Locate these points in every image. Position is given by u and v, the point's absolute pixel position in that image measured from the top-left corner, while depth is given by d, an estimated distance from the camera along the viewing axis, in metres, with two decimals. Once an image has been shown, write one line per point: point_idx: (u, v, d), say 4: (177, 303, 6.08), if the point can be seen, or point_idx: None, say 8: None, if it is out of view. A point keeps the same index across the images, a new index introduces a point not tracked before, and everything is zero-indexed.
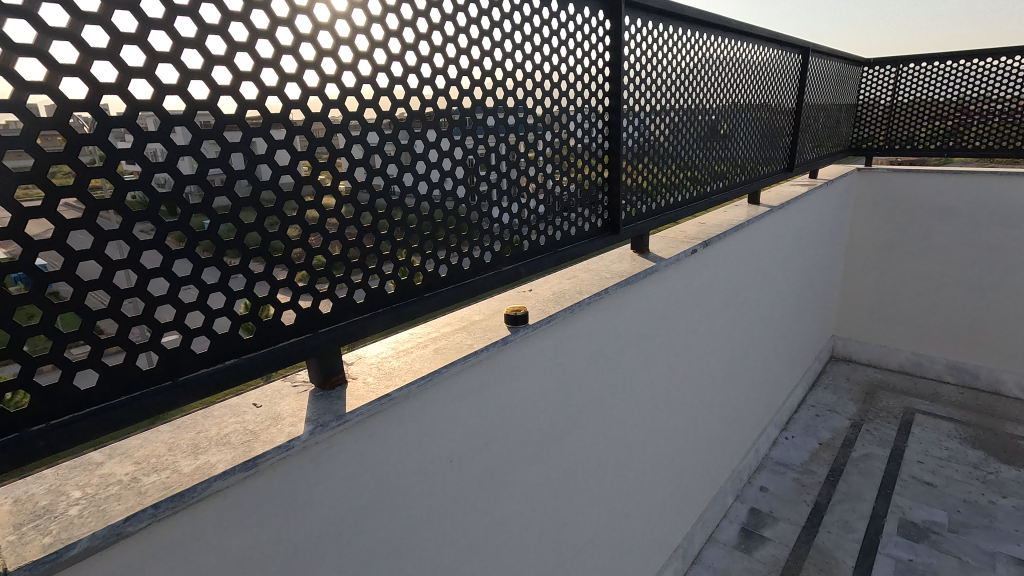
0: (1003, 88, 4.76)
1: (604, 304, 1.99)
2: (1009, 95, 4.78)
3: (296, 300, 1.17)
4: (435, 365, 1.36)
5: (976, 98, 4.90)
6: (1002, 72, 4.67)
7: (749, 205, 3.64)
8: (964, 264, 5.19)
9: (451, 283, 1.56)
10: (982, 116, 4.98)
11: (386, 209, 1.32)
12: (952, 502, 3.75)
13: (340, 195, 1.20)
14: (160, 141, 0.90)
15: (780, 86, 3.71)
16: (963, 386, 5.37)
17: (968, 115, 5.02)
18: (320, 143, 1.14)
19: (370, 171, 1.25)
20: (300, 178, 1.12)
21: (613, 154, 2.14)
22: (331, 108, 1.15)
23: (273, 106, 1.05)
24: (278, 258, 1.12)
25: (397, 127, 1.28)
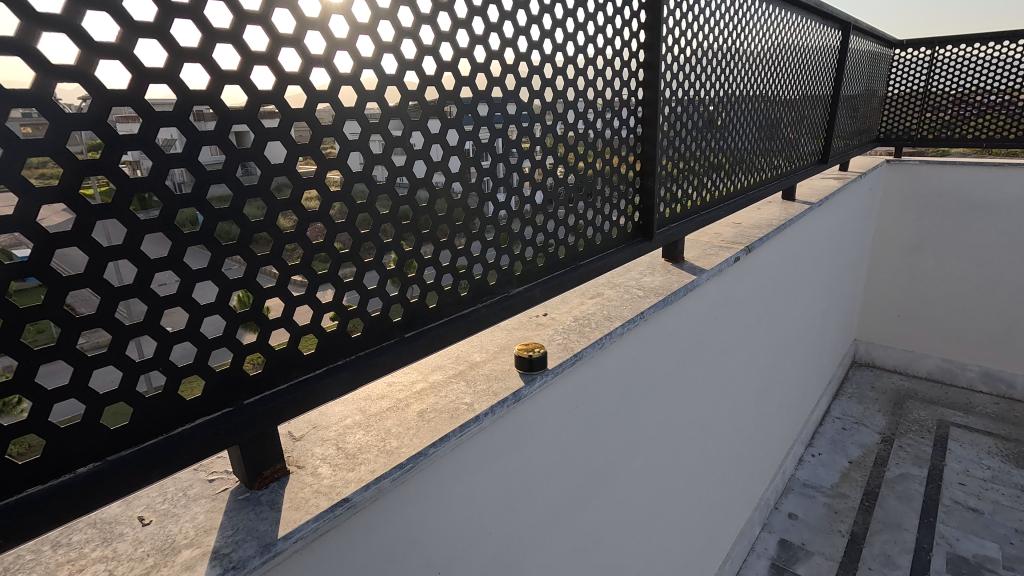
0: (994, 79, 4.52)
1: (637, 334, 1.58)
2: (1005, 86, 4.50)
3: (204, 361, 0.77)
4: (419, 441, 0.96)
5: (969, 89, 4.67)
6: (993, 61, 4.48)
7: (782, 201, 3.23)
8: (1003, 265, 4.78)
9: (443, 316, 1.15)
10: (978, 109, 4.71)
11: (348, 216, 0.88)
12: (1002, 532, 3.40)
13: (274, 199, 0.78)
14: (165, 194, 0.67)
15: (820, 67, 3.28)
16: (997, 396, 4.99)
17: (963, 107, 4.77)
18: (238, 119, 0.72)
19: (325, 162, 0.83)
20: (205, 174, 0.70)
21: (647, 142, 1.71)
22: (254, 65, 0.72)
23: (154, 61, 0.63)
24: (169, 300, 0.70)
25: (363, 99, 0.85)
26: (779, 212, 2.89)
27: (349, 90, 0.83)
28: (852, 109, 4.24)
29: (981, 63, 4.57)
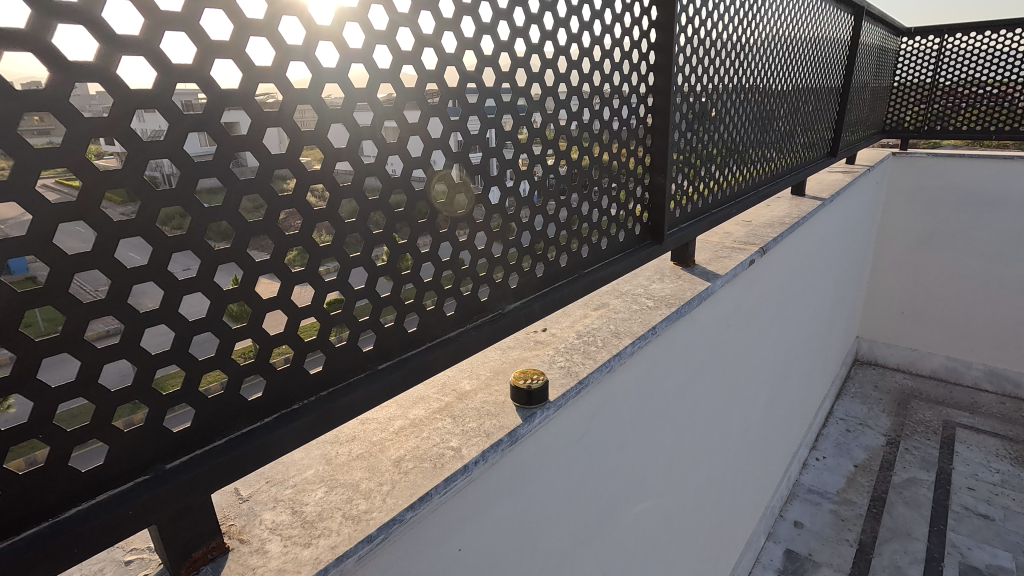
0: (987, 70, 4.44)
1: (648, 352, 1.41)
2: (998, 78, 4.43)
3: (111, 418, 0.60)
4: (392, 502, 0.78)
5: (959, 82, 4.60)
6: (989, 50, 4.40)
7: (792, 197, 3.06)
8: (1012, 261, 4.65)
9: (425, 341, 0.99)
10: (968, 100, 4.62)
11: (302, 224, 0.74)
12: (1016, 540, 3.27)
13: (201, 206, 0.62)
14: (14, 200, 0.49)
15: (832, 55, 3.10)
16: (1003, 395, 4.87)
17: (954, 98, 4.68)
18: (146, 103, 0.56)
19: (269, 158, 0.68)
20: (98, 174, 0.54)
21: (658, 134, 1.52)
22: (164, 32, 0.57)
23: (13, 19, 0.47)
24: (52, 341, 0.54)
25: (320, 80, 0.70)
26: (790, 209, 2.72)
27: (301, 66, 0.69)
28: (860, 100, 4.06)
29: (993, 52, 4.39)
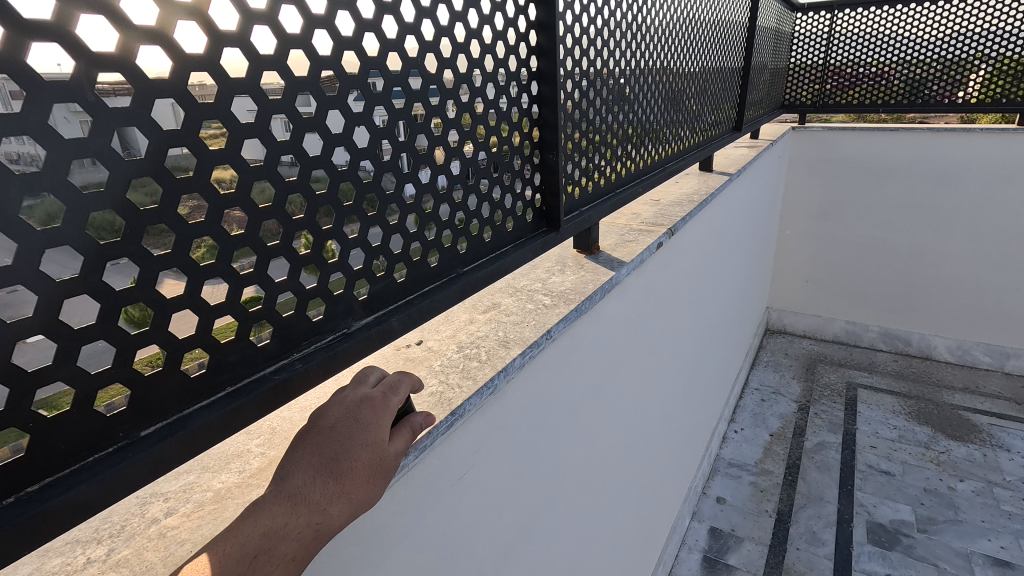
0: (871, 53, 4.65)
1: (542, 361, 1.20)
2: (878, 60, 4.65)
3: None
4: None
5: (843, 63, 4.80)
6: (877, 30, 4.56)
7: (700, 173, 2.99)
8: (900, 228, 4.93)
9: (226, 387, 0.72)
10: (852, 81, 4.82)
11: None
12: (914, 493, 3.48)
13: None
14: None
15: (733, 27, 3.03)
16: (896, 354, 5.23)
17: (841, 79, 4.86)
18: None
19: None
20: None
21: (546, 104, 1.30)
22: None
23: None
24: None
25: None
26: (698, 185, 2.63)
27: None
28: (760, 76, 4.08)
29: (880, 32, 4.56)
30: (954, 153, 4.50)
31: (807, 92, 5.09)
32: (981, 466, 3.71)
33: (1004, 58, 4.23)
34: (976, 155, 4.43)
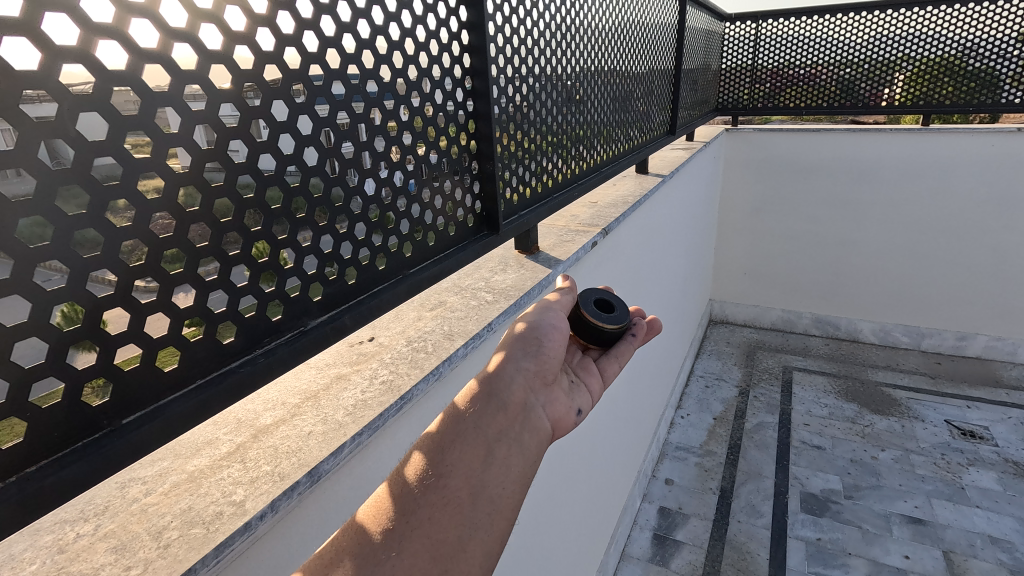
0: (803, 55, 4.92)
1: (486, 350, 1.34)
2: (811, 61, 4.93)
3: None
4: None
5: (776, 66, 5.07)
6: (806, 36, 4.81)
7: (637, 174, 3.19)
8: (826, 222, 5.31)
9: (195, 380, 0.81)
10: (789, 81, 5.10)
11: None
12: (841, 464, 3.80)
13: None
14: None
15: (660, 39, 3.25)
16: (827, 337, 5.63)
17: (778, 80, 5.12)
18: None
19: None
20: None
21: (481, 118, 1.45)
22: None
23: None
24: None
25: None
26: (633, 186, 2.82)
27: None
28: (692, 81, 4.33)
29: (812, 35, 4.79)
30: (870, 151, 4.90)
31: (748, 93, 5.30)
32: (900, 436, 4.08)
33: (922, 60, 4.50)
34: (889, 153, 4.84)
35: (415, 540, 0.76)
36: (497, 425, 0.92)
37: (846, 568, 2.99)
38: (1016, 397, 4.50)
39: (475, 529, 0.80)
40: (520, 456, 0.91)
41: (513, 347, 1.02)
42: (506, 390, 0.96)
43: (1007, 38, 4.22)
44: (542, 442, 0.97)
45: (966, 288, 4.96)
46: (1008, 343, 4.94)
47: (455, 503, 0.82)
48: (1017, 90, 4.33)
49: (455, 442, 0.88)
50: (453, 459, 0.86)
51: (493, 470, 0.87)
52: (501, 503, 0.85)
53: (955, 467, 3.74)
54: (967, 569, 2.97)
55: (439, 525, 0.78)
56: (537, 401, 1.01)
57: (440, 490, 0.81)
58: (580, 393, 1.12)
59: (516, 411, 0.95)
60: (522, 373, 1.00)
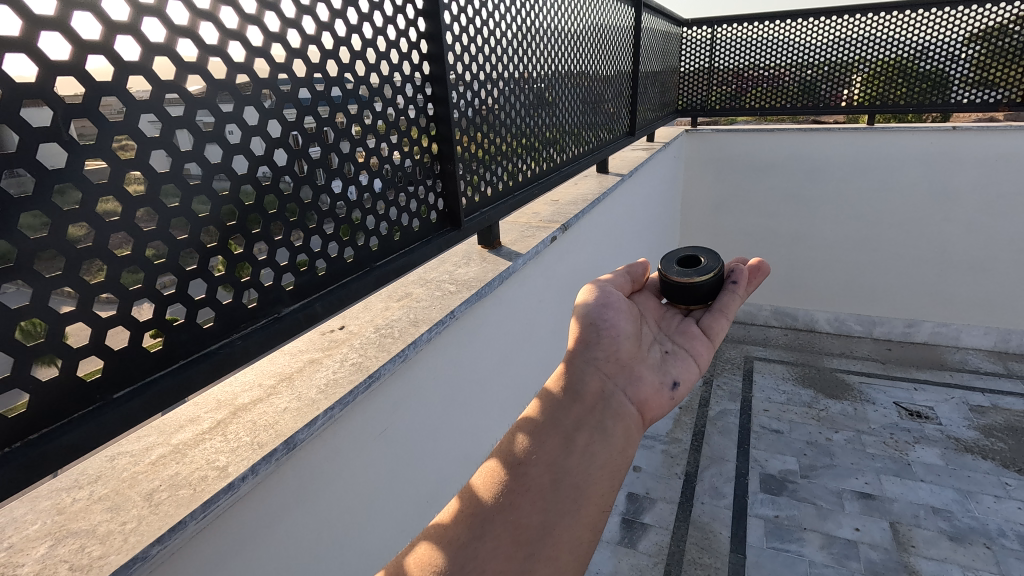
0: (767, 57, 5.10)
1: (450, 336, 1.44)
2: (773, 63, 5.11)
3: None
4: (143, 537, 0.71)
5: (738, 68, 5.25)
6: (765, 39, 5.03)
7: (598, 174, 3.33)
8: (782, 218, 5.54)
9: (178, 359, 0.89)
10: (754, 83, 5.26)
11: None
12: (798, 446, 4.01)
13: None
14: None
15: (617, 45, 3.41)
16: (786, 328, 5.88)
17: (743, 81, 5.28)
18: None
19: None
20: None
21: (441, 121, 1.57)
22: None
23: None
24: None
25: None
26: (594, 185, 2.96)
27: None
28: (652, 85, 4.49)
29: (775, 38, 4.98)
30: (820, 150, 5.17)
31: (713, 95, 5.47)
32: (853, 419, 4.31)
33: (876, 62, 4.73)
34: (839, 152, 5.11)
35: (509, 512, 0.96)
36: (574, 415, 1.12)
37: (801, 542, 3.17)
38: (959, 379, 4.80)
39: (562, 505, 0.98)
40: (602, 441, 1.09)
41: (581, 345, 1.23)
42: (578, 384, 1.17)
43: (958, 41, 4.45)
44: (624, 425, 1.14)
45: (913, 278, 5.26)
46: (952, 329, 5.26)
47: (540, 485, 1.01)
48: (966, 90, 4.58)
49: (539, 433, 1.09)
50: (538, 448, 1.06)
51: (574, 455, 1.06)
52: (586, 488, 1.01)
53: (903, 445, 3.99)
54: (912, 537, 3.18)
55: (528, 502, 0.97)
56: (615, 389, 1.20)
57: (527, 473, 1.02)
58: (673, 363, 1.31)
59: (592, 401, 1.15)
60: (592, 365, 1.21)
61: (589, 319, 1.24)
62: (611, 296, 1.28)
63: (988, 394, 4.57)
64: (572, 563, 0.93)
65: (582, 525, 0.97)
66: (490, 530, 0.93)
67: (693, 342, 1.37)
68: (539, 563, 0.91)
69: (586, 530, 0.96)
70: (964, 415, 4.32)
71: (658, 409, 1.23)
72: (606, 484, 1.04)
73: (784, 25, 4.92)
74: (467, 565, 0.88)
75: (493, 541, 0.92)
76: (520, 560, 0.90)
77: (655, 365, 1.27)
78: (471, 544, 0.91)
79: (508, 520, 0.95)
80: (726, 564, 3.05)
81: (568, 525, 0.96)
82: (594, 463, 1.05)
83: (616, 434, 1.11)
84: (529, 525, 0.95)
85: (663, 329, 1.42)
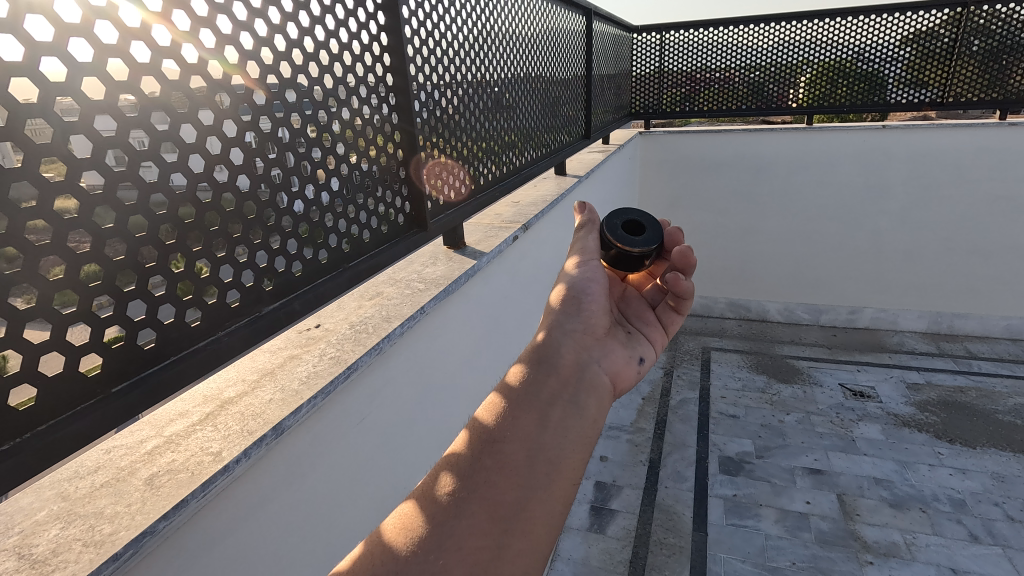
0: (718, 60, 5.34)
1: (420, 330, 1.53)
2: (723, 66, 5.36)
3: None
4: (152, 512, 0.79)
5: (689, 71, 5.48)
6: (714, 44, 5.29)
7: (557, 176, 3.46)
8: (734, 214, 5.81)
9: (171, 355, 0.97)
10: (706, 84, 5.48)
11: None
12: (753, 429, 4.24)
13: None
14: None
15: (570, 52, 3.56)
16: (741, 319, 6.18)
17: (696, 83, 5.51)
18: None
19: None
20: None
21: (406, 129, 1.66)
22: None
23: None
24: None
25: None
26: (552, 187, 3.09)
27: None
28: (605, 88, 4.67)
29: (725, 42, 5.22)
30: (765, 149, 5.47)
31: (668, 96, 5.67)
32: (803, 401, 4.58)
33: (819, 63, 5.04)
34: (781, 150, 5.42)
35: (482, 493, 0.85)
36: (550, 389, 1.01)
37: (757, 517, 3.37)
38: (897, 359, 5.16)
39: (535, 483, 0.88)
40: (576, 415, 0.99)
41: (559, 312, 1.15)
42: (554, 355, 1.07)
43: (891, 43, 4.79)
44: (597, 398, 1.05)
45: (854, 267, 5.61)
46: (890, 314, 5.64)
47: (513, 462, 0.90)
48: (902, 90, 4.95)
49: (513, 408, 0.97)
50: (511, 424, 0.94)
51: (549, 431, 0.95)
52: (561, 465, 0.92)
53: (848, 423, 4.27)
54: (857, 506, 3.43)
55: (499, 481, 0.87)
56: (590, 360, 1.11)
57: (500, 450, 0.90)
58: (636, 342, 1.24)
59: (568, 372, 1.05)
60: (571, 336, 1.13)
61: (573, 291, 1.20)
62: (592, 276, 1.22)
63: (923, 373, 4.93)
64: (547, 542, 0.84)
65: (556, 502, 0.88)
66: (461, 512, 0.82)
67: (650, 327, 1.31)
68: (515, 541, 0.82)
69: (559, 504, 0.89)
70: (902, 392, 4.65)
71: (626, 382, 1.17)
72: (579, 459, 0.95)
73: (733, 29, 5.16)
74: (442, 549, 0.78)
75: (468, 523, 0.82)
76: (494, 542, 0.81)
77: (624, 341, 1.21)
78: (446, 523, 0.80)
79: (482, 499, 0.84)
80: (689, 542, 3.22)
81: (541, 502, 0.87)
82: (570, 437, 0.95)
83: (590, 407, 1.02)
84: (500, 504, 0.85)
85: (622, 310, 1.35)
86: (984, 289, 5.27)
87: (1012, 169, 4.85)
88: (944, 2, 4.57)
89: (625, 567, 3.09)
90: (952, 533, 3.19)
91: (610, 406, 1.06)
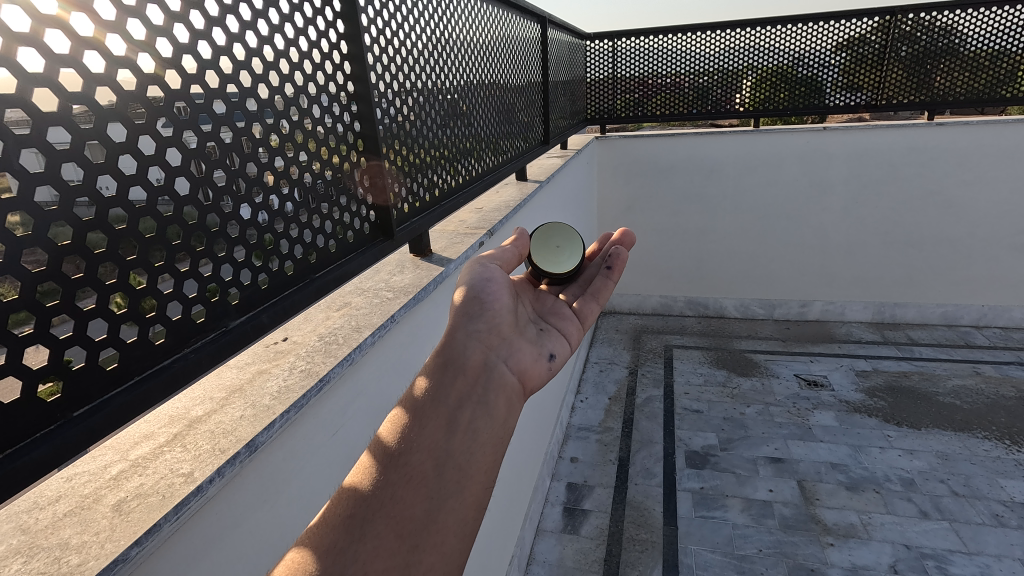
0: (668, 66, 5.50)
1: (390, 339, 1.51)
2: (673, 71, 5.52)
3: None
4: (129, 534, 0.76)
5: (641, 75, 5.61)
6: (665, 50, 5.44)
7: (517, 181, 3.49)
8: (689, 215, 5.98)
9: (142, 373, 0.94)
10: (658, 89, 5.64)
11: None
12: (716, 422, 4.37)
13: None
14: None
15: (525, 58, 3.61)
16: (700, 317, 6.35)
17: (648, 89, 5.66)
18: None
19: None
20: None
21: (369, 137, 1.65)
22: None
23: None
24: None
25: None
26: (514, 192, 3.12)
27: None
28: (561, 95, 4.74)
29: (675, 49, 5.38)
30: (716, 152, 5.67)
31: (622, 102, 5.79)
32: (761, 393, 4.75)
33: (761, 69, 5.27)
34: (731, 152, 5.63)
35: (387, 507, 0.82)
36: (455, 393, 1.01)
37: (725, 508, 3.47)
38: (846, 349, 5.42)
39: (445, 490, 0.87)
40: (485, 417, 1.00)
41: (463, 312, 1.15)
42: (460, 357, 1.08)
43: (827, 49, 5.06)
44: (506, 397, 1.07)
45: (803, 263, 5.87)
46: (837, 306, 5.92)
47: (421, 473, 0.88)
48: (839, 94, 5.22)
49: (417, 419, 0.96)
50: (416, 434, 0.93)
51: (457, 436, 0.95)
52: (471, 469, 0.91)
53: (803, 412, 4.45)
54: (816, 491, 3.58)
55: (408, 493, 0.85)
56: (496, 360, 1.12)
57: (405, 462, 0.88)
58: (547, 339, 1.28)
59: (474, 373, 1.06)
60: (476, 337, 1.13)
61: (475, 291, 1.18)
62: (493, 276, 1.22)
63: (869, 360, 5.19)
64: (460, 549, 0.83)
65: (467, 507, 0.87)
66: (370, 530, 0.79)
67: (564, 322, 1.37)
68: (426, 555, 0.79)
69: (472, 509, 0.87)
70: (852, 380, 4.88)
71: (537, 380, 1.19)
72: (491, 460, 0.95)
73: (682, 37, 5.34)
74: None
75: (374, 543, 0.78)
76: (404, 558, 0.78)
77: (531, 338, 1.24)
78: (349, 550, 0.76)
79: (388, 518, 0.81)
80: (661, 536, 3.29)
81: (454, 508, 0.86)
82: (479, 440, 0.95)
83: (498, 407, 1.03)
84: (411, 517, 0.82)
85: (537, 310, 1.40)
86: (921, 279, 5.61)
87: (940, 165, 5.20)
88: (874, 10, 4.84)
89: (599, 566, 3.12)
90: (903, 510, 3.37)
91: (519, 401, 1.09)
